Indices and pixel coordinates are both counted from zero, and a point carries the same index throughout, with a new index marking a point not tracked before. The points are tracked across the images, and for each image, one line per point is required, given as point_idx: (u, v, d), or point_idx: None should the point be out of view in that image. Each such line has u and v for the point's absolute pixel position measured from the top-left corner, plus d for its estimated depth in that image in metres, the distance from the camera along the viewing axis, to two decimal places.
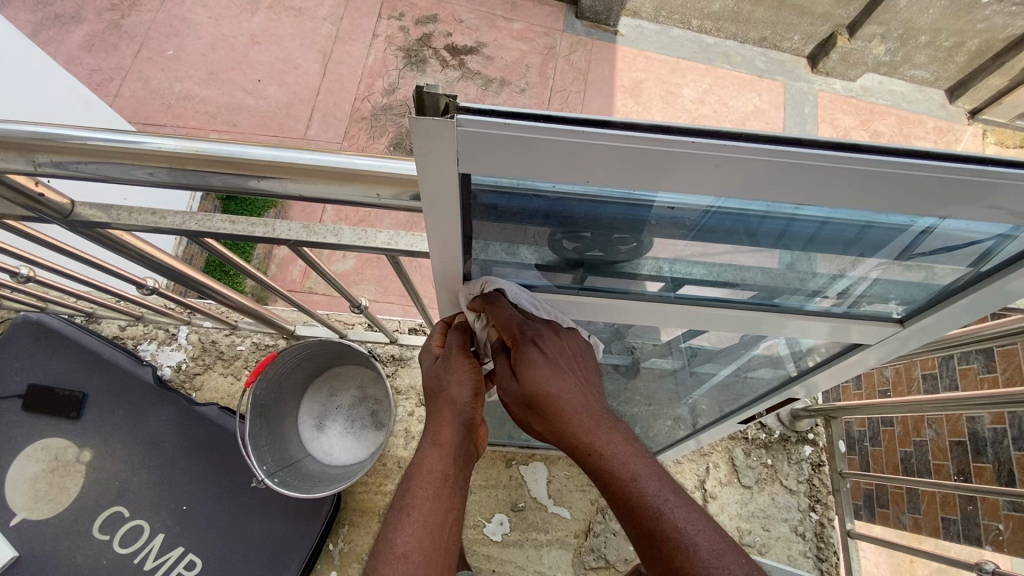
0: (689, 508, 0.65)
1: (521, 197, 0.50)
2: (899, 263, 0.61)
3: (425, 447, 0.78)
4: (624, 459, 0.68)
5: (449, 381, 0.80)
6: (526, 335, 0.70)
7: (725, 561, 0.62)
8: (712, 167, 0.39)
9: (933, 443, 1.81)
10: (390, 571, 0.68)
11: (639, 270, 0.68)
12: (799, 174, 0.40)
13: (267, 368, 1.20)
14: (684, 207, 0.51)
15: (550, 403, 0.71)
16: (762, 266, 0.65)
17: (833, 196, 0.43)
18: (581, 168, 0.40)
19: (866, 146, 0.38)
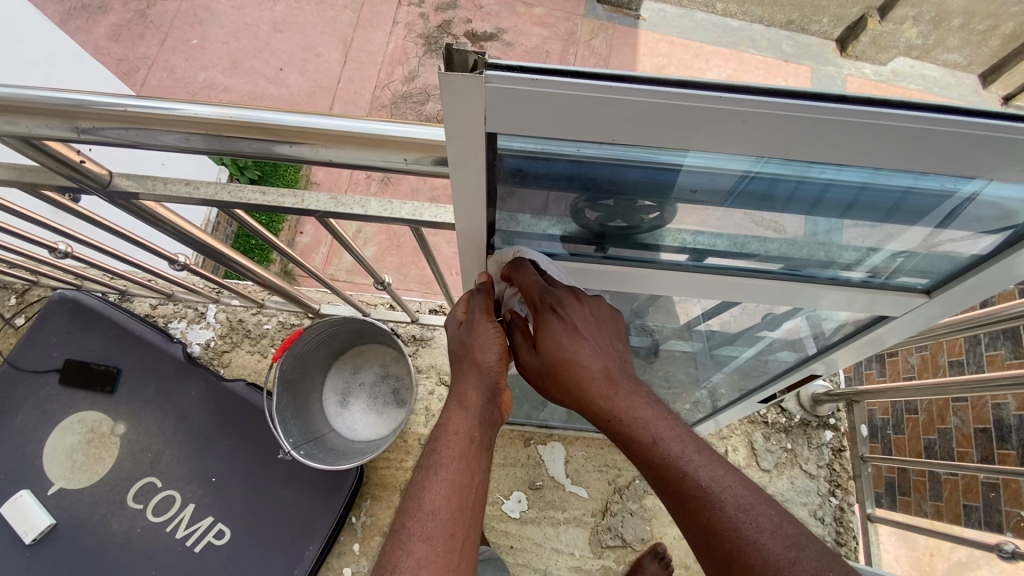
0: (715, 465, 0.66)
1: (546, 162, 0.50)
2: (929, 231, 0.60)
3: (451, 409, 0.80)
4: (646, 423, 0.69)
5: (476, 346, 0.80)
6: (548, 303, 0.69)
7: (754, 516, 0.62)
8: (738, 123, 0.40)
9: (957, 431, 1.78)
10: (419, 529, 0.70)
11: (662, 240, 0.68)
12: (827, 131, 0.40)
13: (294, 344, 1.22)
14: (718, 171, 0.51)
15: (571, 372, 0.72)
16: (788, 236, 0.64)
17: (866, 155, 0.43)
18: (609, 125, 0.40)
19: (896, 102, 0.38)
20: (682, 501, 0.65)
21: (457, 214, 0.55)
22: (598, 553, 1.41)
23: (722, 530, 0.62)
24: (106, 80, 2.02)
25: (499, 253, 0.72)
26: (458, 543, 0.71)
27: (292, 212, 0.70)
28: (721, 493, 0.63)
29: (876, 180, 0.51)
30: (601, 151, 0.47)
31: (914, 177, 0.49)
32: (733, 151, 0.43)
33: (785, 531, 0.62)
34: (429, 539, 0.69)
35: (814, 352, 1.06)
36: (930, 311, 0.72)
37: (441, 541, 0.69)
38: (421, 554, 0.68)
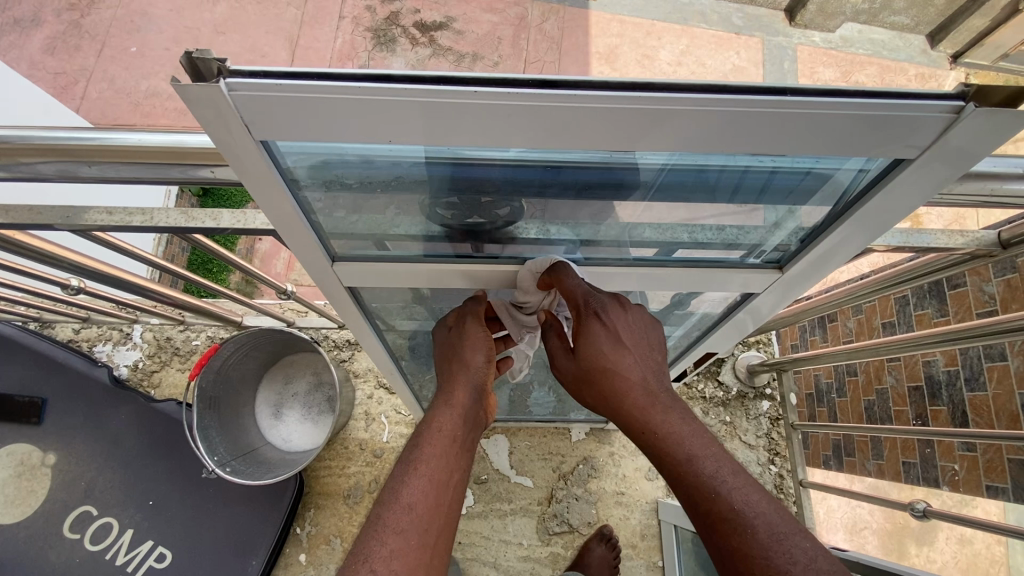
0: (747, 487, 0.62)
1: (361, 167, 0.48)
2: (823, 210, 0.58)
3: (437, 407, 0.76)
4: (682, 439, 0.66)
5: (466, 347, 0.79)
6: (592, 309, 0.67)
7: (785, 546, 0.57)
8: (504, 116, 0.38)
9: (893, 390, 1.83)
10: (394, 520, 0.64)
11: (526, 235, 0.67)
12: (606, 120, 0.38)
13: (211, 361, 1.19)
14: (640, 166, 0.51)
15: (610, 382, 0.71)
16: (642, 222, 0.64)
17: (722, 142, 0.42)
18: (378, 127, 0.38)
19: (674, 83, 0.36)
20: (713, 527, 0.61)
21: (280, 226, 0.53)
22: (546, 541, 1.42)
23: (752, 555, 0.58)
24: (42, 103, 1.97)
25: (534, 263, 0.68)
26: (433, 542, 0.66)
27: (143, 230, 0.67)
28: (754, 516, 0.59)
29: (695, 163, 0.50)
30: (402, 151, 0.45)
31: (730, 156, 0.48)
32: (522, 144, 0.41)
33: (816, 563, 0.56)
34: (403, 532, 0.63)
35: (738, 303, 0.96)
36: (793, 284, 0.72)
37: (417, 535, 0.64)
38: (394, 546, 0.62)
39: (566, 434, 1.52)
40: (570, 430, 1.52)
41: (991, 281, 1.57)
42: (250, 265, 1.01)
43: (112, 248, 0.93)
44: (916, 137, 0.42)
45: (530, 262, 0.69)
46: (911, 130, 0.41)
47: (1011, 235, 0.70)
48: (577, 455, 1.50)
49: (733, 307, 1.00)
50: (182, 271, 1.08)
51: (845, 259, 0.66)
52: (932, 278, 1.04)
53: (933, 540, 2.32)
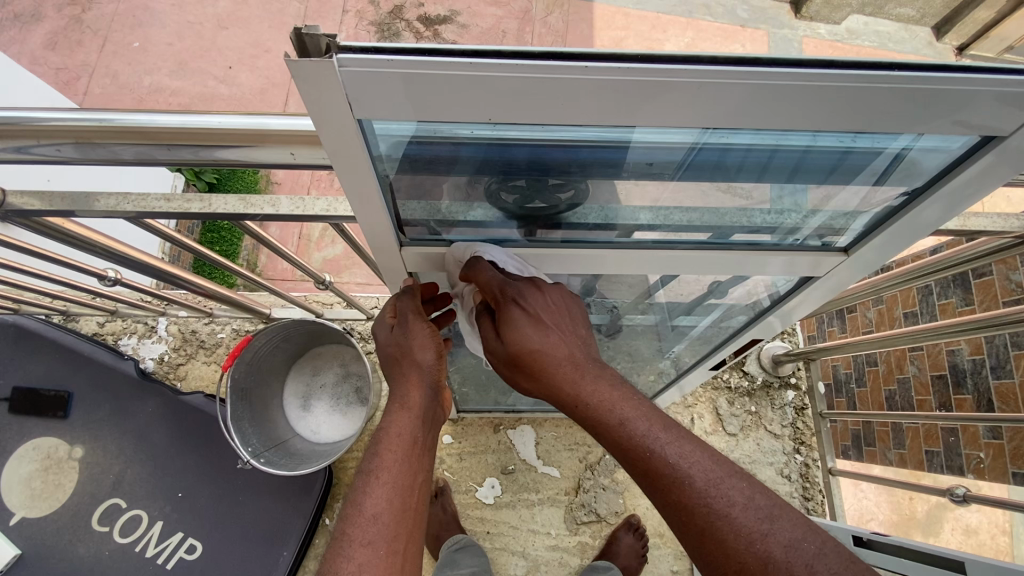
0: (682, 441, 0.62)
1: (443, 146, 0.48)
2: (874, 190, 0.58)
3: (392, 412, 0.75)
4: (612, 403, 0.66)
5: (414, 346, 0.77)
6: (508, 294, 0.68)
7: (724, 489, 0.58)
8: (610, 93, 0.37)
9: (915, 379, 1.83)
10: (360, 535, 0.64)
11: (585, 220, 0.67)
12: (710, 94, 0.38)
13: (243, 352, 1.19)
14: (672, 144, 0.50)
15: (536, 363, 0.70)
16: (705, 206, 0.64)
17: (803, 118, 0.41)
18: (479, 104, 0.38)
19: (779, 58, 0.36)
20: (656, 485, 0.61)
21: (356, 208, 0.53)
22: (573, 530, 1.43)
23: (694, 507, 0.58)
24: (39, 92, 1.93)
25: (452, 251, 0.69)
26: (403, 547, 0.66)
27: (203, 218, 0.67)
28: (689, 467, 0.60)
29: (778, 140, 0.49)
30: (490, 130, 0.45)
31: (813, 134, 0.48)
32: (620, 122, 0.41)
33: (754, 503, 0.58)
34: (371, 545, 0.64)
35: (768, 306, 1.03)
36: (847, 267, 0.72)
37: (383, 547, 0.64)
38: (361, 562, 0.62)
39: None
40: None
41: (1018, 269, 1.57)
42: (291, 252, 1.00)
43: (153, 232, 0.92)
44: (1005, 110, 0.41)
45: (450, 249, 0.69)
46: (991, 105, 0.41)
47: None
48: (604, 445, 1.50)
49: (761, 311, 1.07)
50: (216, 259, 1.08)
51: (906, 246, 0.66)
52: (964, 269, 1.02)
53: (939, 530, 2.33)
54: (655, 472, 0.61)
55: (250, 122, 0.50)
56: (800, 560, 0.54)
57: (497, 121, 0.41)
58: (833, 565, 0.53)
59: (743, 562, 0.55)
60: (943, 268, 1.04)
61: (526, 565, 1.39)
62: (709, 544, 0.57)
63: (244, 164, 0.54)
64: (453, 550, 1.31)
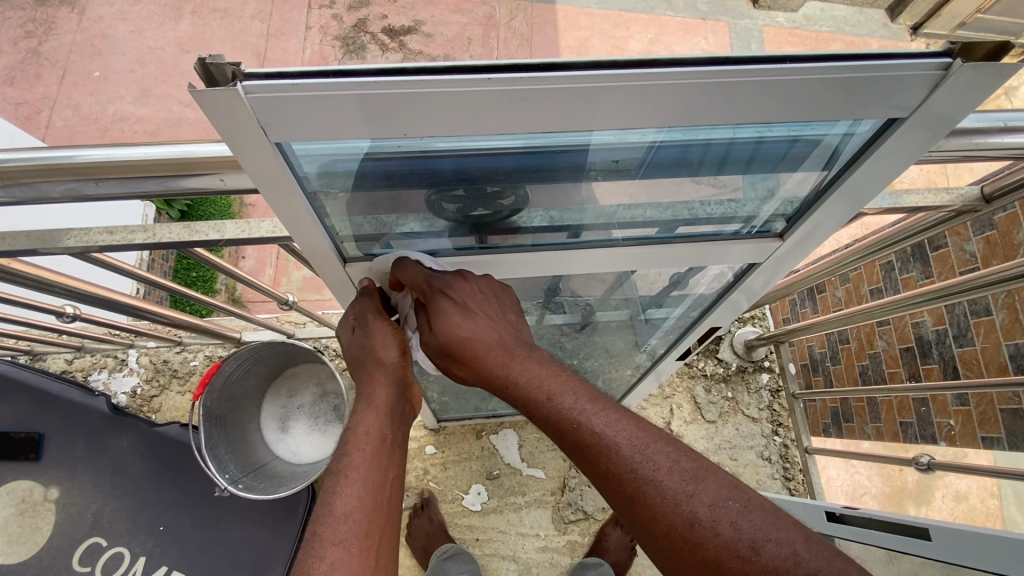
0: (609, 412, 0.58)
1: (373, 163, 0.49)
2: (809, 176, 0.60)
3: (358, 410, 0.71)
4: (540, 382, 0.62)
5: (376, 345, 0.73)
6: (433, 286, 0.66)
7: (650, 456, 0.54)
8: (516, 102, 0.38)
9: (885, 353, 1.87)
10: (331, 534, 0.60)
11: (531, 223, 0.68)
12: (615, 98, 0.39)
13: (213, 379, 1.18)
14: (625, 146, 0.52)
15: (463, 348, 0.66)
16: (648, 201, 0.65)
17: (709, 115, 0.43)
18: (395, 121, 0.39)
19: (673, 60, 0.38)
20: (587, 461, 0.56)
21: (291, 229, 0.54)
22: (562, 530, 1.44)
23: (623, 475, 0.54)
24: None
25: (380, 262, 0.69)
26: (376, 545, 0.62)
27: (148, 248, 0.66)
28: (615, 437, 0.55)
29: (703, 135, 0.51)
30: (418, 145, 0.46)
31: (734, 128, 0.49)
32: (538, 129, 0.42)
33: (682, 465, 0.54)
34: (342, 542, 0.60)
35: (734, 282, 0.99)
36: (794, 249, 0.73)
37: (356, 543, 0.61)
38: (333, 560, 0.58)
39: None
40: None
41: (971, 239, 1.62)
42: (252, 277, 1.00)
43: (106, 265, 0.90)
44: (905, 95, 0.43)
45: (377, 260, 0.69)
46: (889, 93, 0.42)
47: (993, 189, 0.73)
48: None
49: (727, 287, 1.03)
50: (177, 289, 1.06)
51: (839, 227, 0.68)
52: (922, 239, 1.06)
53: (930, 498, 2.36)
54: (586, 449, 0.56)
55: (180, 153, 0.51)
56: (725, 520, 0.50)
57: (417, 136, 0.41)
58: (761, 522, 0.50)
59: (671, 528, 0.51)
60: (899, 239, 1.08)
61: (518, 568, 1.40)
62: (640, 514, 0.53)
63: (177, 194, 0.54)
64: (441, 559, 1.30)
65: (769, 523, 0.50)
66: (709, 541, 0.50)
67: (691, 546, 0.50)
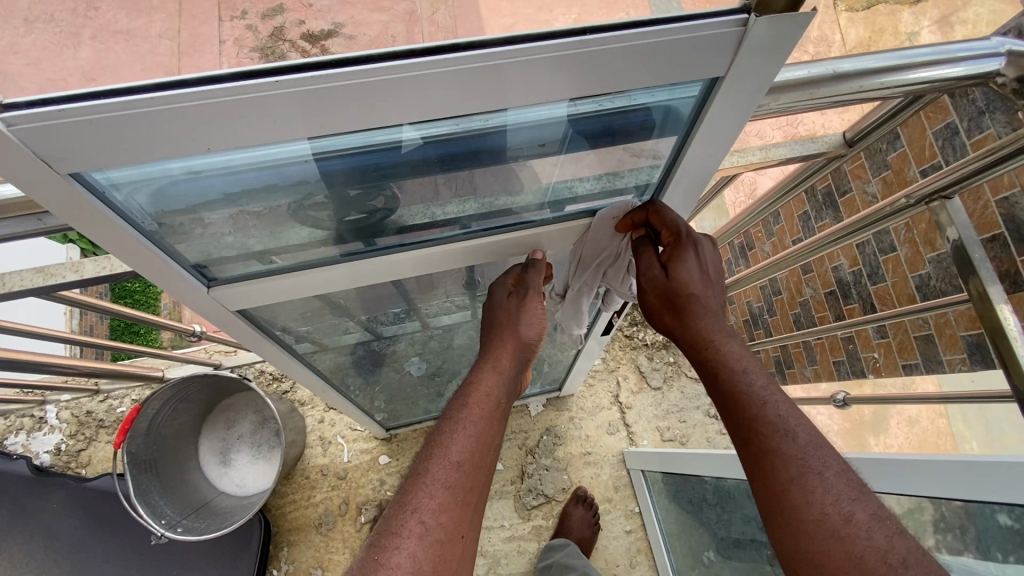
0: (794, 404, 0.60)
1: (197, 185, 0.47)
2: (664, 147, 0.60)
3: (483, 368, 0.73)
4: (742, 354, 0.64)
5: (522, 317, 0.77)
6: (692, 237, 0.67)
7: (822, 453, 0.55)
8: (310, 103, 0.38)
9: (812, 299, 1.83)
10: (442, 475, 0.62)
11: (412, 221, 0.66)
12: (414, 88, 0.39)
13: (134, 425, 1.11)
14: (495, 126, 0.51)
15: (687, 302, 0.66)
16: (516, 188, 0.65)
17: (518, 96, 0.43)
18: (184, 133, 0.38)
19: (457, 44, 0.37)
20: (754, 437, 0.58)
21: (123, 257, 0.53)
22: (526, 517, 1.45)
23: (790, 459, 0.55)
24: None
25: (610, 210, 0.71)
26: (475, 499, 0.63)
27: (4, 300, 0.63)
28: (796, 425, 0.57)
29: (544, 115, 0.50)
30: (238, 155, 0.44)
31: (564, 105, 0.49)
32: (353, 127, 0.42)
33: (848, 474, 0.54)
34: (450, 487, 0.61)
35: None
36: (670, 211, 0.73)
37: (461, 491, 0.62)
38: (440, 501, 0.60)
39: (524, 410, 1.54)
40: (528, 405, 1.54)
41: (871, 181, 1.55)
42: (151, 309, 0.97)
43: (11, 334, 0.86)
44: (707, 59, 0.43)
45: (609, 206, 0.71)
46: (690, 60, 0.43)
47: (854, 133, 0.76)
48: (539, 427, 1.53)
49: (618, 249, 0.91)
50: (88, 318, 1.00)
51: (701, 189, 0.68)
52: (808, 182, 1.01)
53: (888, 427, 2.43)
54: (762, 421, 0.58)
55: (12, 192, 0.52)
56: (883, 534, 0.50)
57: (224, 147, 0.40)
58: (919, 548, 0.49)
59: (817, 519, 0.52)
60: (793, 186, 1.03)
61: (487, 562, 1.40)
62: (789, 495, 0.54)
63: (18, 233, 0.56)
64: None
65: (925, 553, 0.49)
66: (852, 544, 0.50)
67: (835, 540, 0.50)
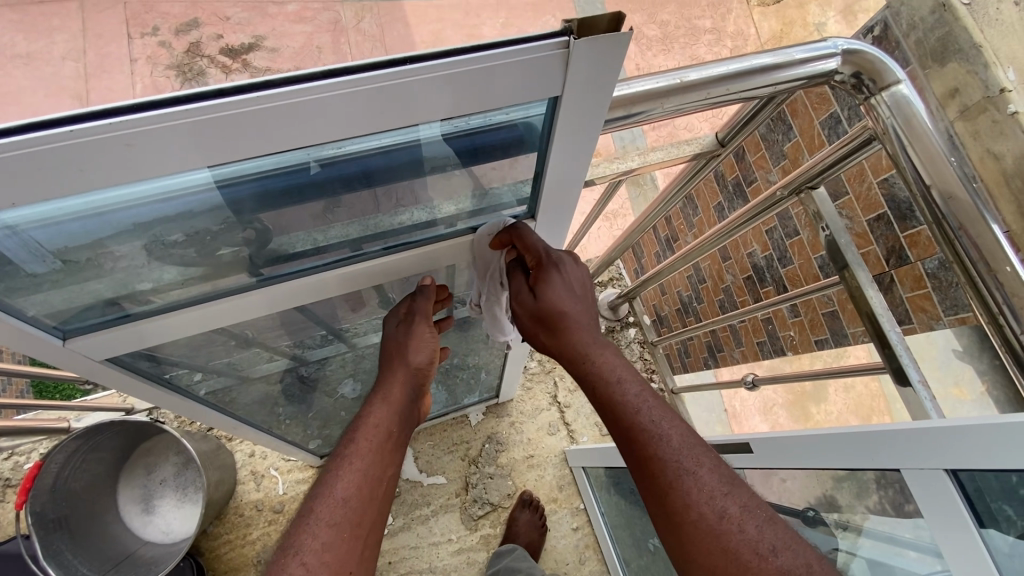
0: (666, 408, 0.63)
1: (30, 230, 0.46)
2: (526, 162, 0.62)
3: (374, 403, 0.77)
4: (615, 364, 0.67)
5: (409, 346, 0.82)
6: (552, 257, 0.70)
7: (695, 453, 0.58)
8: (122, 148, 0.38)
9: (733, 285, 1.91)
10: (326, 515, 0.64)
11: (295, 249, 0.64)
12: (231, 128, 0.40)
13: (35, 483, 1.03)
14: (343, 154, 0.51)
15: (559, 321, 0.69)
16: (392, 210, 0.65)
17: (346, 127, 0.43)
18: (12, 185, 0.38)
19: (264, 82, 0.38)
20: (634, 442, 0.61)
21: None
22: (473, 527, 1.44)
23: (667, 462, 0.58)
24: None
25: (485, 228, 0.71)
26: (363, 534, 0.66)
27: None
28: (668, 428, 0.60)
29: (389, 141, 0.51)
30: (71, 203, 0.44)
31: (406, 130, 0.50)
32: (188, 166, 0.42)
33: (721, 469, 0.58)
34: (335, 526, 0.64)
35: None
36: (556, 220, 0.74)
37: (346, 528, 0.65)
38: (326, 540, 0.62)
39: (465, 420, 1.54)
40: (468, 415, 1.55)
41: (772, 170, 1.61)
42: None
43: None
44: (525, 82, 0.45)
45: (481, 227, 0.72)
46: (510, 82, 0.44)
47: (725, 134, 0.80)
48: (481, 436, 1.53)
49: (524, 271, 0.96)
50: None
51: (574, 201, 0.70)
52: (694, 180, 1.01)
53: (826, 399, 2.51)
54: (638, 425, 0.61)
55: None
56: (752, 524, 0.54)
57: (31, 200, 0.40)
58: (780, 532, 0.53)
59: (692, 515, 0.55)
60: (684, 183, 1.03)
61: None
62: (670, 498, 0.57)
63: None
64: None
65: (786, 536, 0.53)
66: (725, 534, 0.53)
67: (712, 538, 0.54)
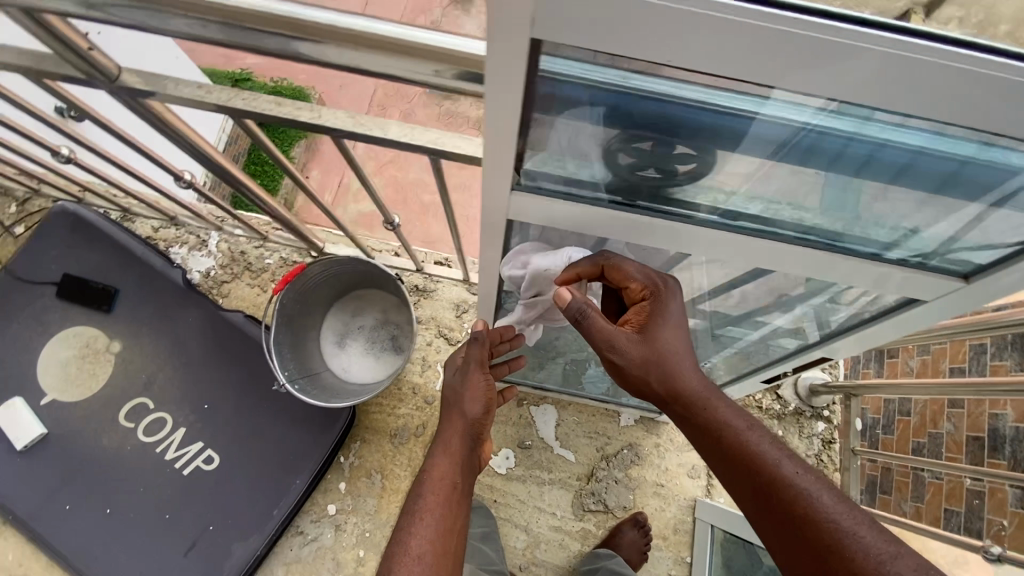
0: (758, 428, 0.84)
1: (581, 84, 0.51)
2: (1009, 211, 0.57)
3: (438, 455, 1.00)
4: (713, 396, 0.86)
5: (467, 397, 1.06)
6: (657, 286, 0.83)
7: (801, 473, 0.79)
8: (787, 49, 0.39)
9: (948, 436, 1.70)
10: (413, 555, 0.85)
11: (695, 200, 0.65)
12: (894, 68, 0.39)
13: (296, 279, 1.20)
14: (877, 134, 0.50)
15: (663, 357, 0.85)
16: (823, 202, 0.61)
17: (955, 109, 0.42)
18: (647, 42, 0.41)
19: (957, 37, 0.38)
20: (759, 470, 0.79)
21: (489, 139, 0.54)
22: (579, 516, 1.44)
23: (783, 484, 0.78)
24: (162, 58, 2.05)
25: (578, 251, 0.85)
26: (448, 562, 0.88)
27: (308, 129, 0.67)
28: (775, 453, 0.80)
29: (944, 135, 0.48)
30: (649, 75, 0.48)
31: (964, 137, 0.47)
32: (734, 69, 0.42)
33: (827, 490, 0.77)
34: (423, 561, 0.85)
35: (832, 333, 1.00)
36: (982, 296, 0.66)
37: (434, 563, 0.86)
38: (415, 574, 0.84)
39: (614, 417, 1.50)
40: (620, 414, 1.50)
41: None
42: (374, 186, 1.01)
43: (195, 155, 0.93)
44: None
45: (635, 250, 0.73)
46: None
47: None
48: (622, 440, 1.48)
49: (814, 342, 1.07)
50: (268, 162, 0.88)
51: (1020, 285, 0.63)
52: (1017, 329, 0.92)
53: None
54: (755, 452, 0.81)
55: (453, 46, 0.58)
56: (859, 531, 0.73)
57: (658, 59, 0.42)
58: (881, 537, 0.73)
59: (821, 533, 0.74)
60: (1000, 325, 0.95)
61: (526, 539, 1.41)
62: (798, 517, 0.76)
63: (374, 73, 0.62)
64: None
65: (888, 539, 0.73)
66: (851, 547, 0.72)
67: (838, 549, 0.72)
